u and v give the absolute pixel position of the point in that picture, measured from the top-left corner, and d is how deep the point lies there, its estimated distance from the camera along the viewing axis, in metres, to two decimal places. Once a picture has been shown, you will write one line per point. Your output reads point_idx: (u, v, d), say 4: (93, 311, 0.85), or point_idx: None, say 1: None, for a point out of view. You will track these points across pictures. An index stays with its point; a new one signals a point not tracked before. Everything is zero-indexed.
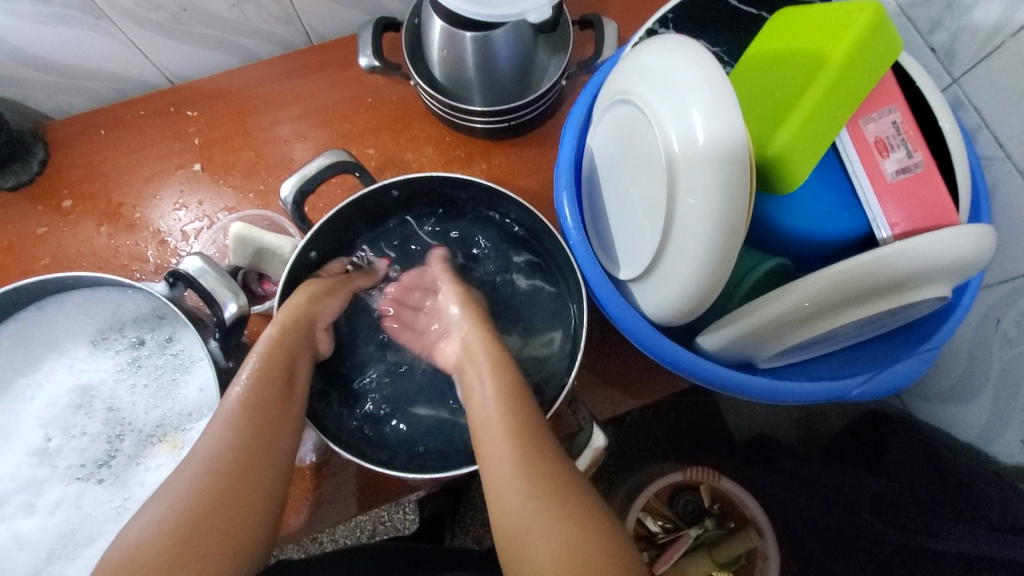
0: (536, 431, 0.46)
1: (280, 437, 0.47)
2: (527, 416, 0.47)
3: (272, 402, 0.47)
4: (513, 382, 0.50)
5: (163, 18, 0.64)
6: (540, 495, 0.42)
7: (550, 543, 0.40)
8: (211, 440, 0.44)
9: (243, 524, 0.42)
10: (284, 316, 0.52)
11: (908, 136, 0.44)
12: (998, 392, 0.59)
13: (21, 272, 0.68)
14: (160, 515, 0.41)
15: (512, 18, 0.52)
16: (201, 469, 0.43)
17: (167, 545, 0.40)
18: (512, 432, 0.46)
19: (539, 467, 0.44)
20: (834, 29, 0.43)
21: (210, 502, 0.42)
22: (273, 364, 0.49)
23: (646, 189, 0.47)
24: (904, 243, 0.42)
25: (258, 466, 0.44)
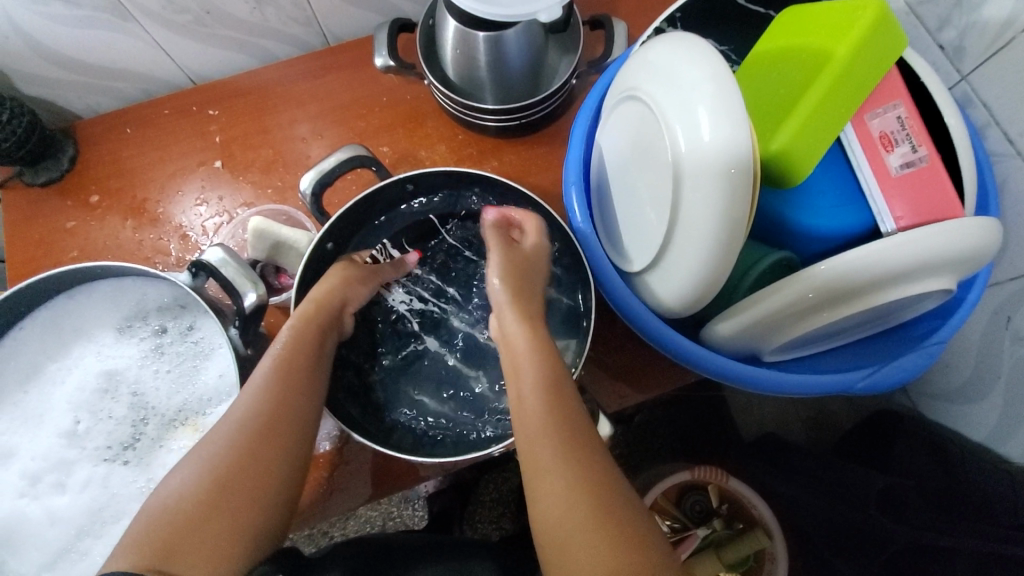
0: (567, 398, 0.47)
1: (315, 400, 0.48)
2: (561, 390, 0.47)
3: (303, 370, 0.49)
4: (549, 366, 0.49)
5: (187, 21, 0.67)
6: (563, 457, 0.44)
7: (568, 505, 0.42)
8: (245, 407, 0.46)
9: (275, 483, 0.45)
10: (318, 293, 0.53)
11: (913, 131, 0.45)
12: (1010, 391, 0.59)
13: (51, 264, 0.71)
14: (197, 469, 0.43)
15: (523, 18, 0.53)
16: (238, 428, 0.45)
17: (199, 511, 0.41)
18: (545, 397, 0.47)
19: (565, 429, 0.45)
20: (839, 27, 0.44)
21: (246, 460, 0.44)
22: (305, 338, 0.51)
23: (654, 185, 0.48)
24: (909, 234, 0.42)
25: (289, 429, 0.46)
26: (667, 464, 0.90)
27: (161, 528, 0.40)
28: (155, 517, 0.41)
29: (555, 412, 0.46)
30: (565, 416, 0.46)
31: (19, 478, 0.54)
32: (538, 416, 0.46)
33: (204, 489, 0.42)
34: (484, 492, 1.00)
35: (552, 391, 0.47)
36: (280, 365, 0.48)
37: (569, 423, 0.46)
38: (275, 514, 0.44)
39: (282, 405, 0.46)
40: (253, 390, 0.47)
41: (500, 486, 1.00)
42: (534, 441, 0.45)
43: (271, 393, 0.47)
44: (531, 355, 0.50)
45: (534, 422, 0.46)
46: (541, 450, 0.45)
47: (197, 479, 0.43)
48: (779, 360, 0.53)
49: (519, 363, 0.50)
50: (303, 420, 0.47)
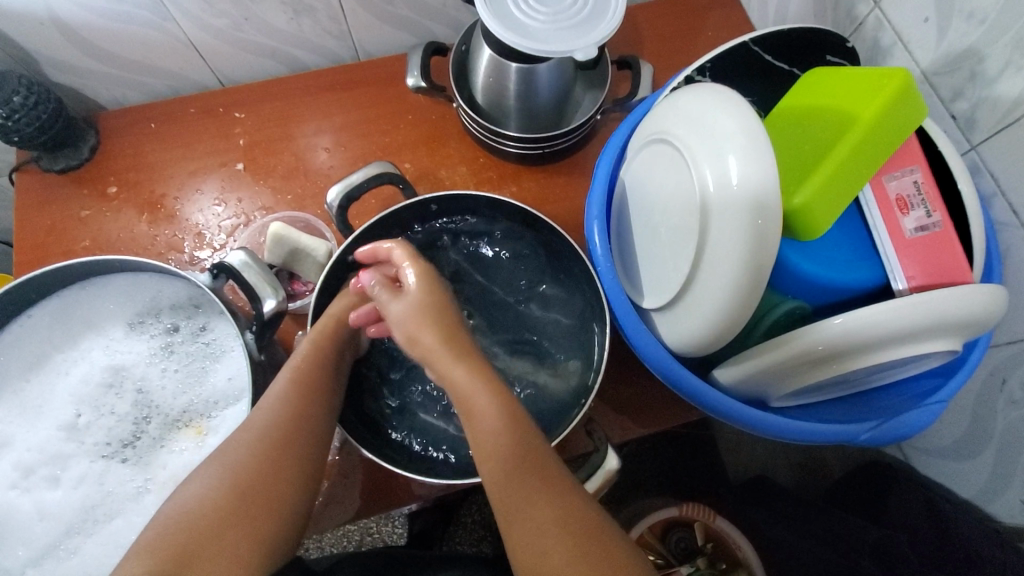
0: (529, 433, 0.45)
1: (330, 418, 0.49)
2: (521, 430, 0.45)
3: (321, 386, 0.49)
4: (501, 397, 0.46)
5: (225, 25, 0.68)
6: (537, 491, 0.43)
7: (547, 542, 0.41)
8: (263, 417, 0.46)
9: (289, 494, 0.44)
10: (336, 310, 0.54)
11: (928, 197, 0.47)
12: (1002, 450, 0.61)
13: (61, 252, 0.70)
14: (216, 477, 0.43)
15: (558, 54, 0.55)
16: (258, 436, 0.45)
17: (215, 519, 0.41)
18: (504, 434, 0.44)
19: (533, 467, 0.44)
20: (864, 93, 0.46)
21: (265, 467, 0.44)
22: (324, 353, 0.51)
23: (676, 225, 0.50)
24: (919, 296, 0.44)
25: (306, 444, 0.46)
26: (656, 499, 0.90)
27: (177, 535, 0.39)
28: (170, 524, 0.40)
29: (519, 446, 0.44)
30: (530, 451, 0.44)
31: (13, 468, 0.53)
32: (505, 447, 0.44)
33: (224, 495, 0.42)
34: (467, 515, 0.98)
35: (510, 430, 0.45)
36: (297, 380, 0.49)
37: (536, 459, 0.44)
38: (289, 523, 0.44)
39: (300, 418, 0.47)
40: (272, 399, 0.47)
41: (484, 509, 0.98)
42: (499, 476, 0.44)
43: (289, 405, 0.47)
44: (490, 395, 0.46)
45: (496, 460, 0.44)
46: (508, 484, 0.43)
47: (214, 487, 0.42)
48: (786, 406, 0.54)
49: (465, 395, 0.46)
50: (315, 435, 0.47)
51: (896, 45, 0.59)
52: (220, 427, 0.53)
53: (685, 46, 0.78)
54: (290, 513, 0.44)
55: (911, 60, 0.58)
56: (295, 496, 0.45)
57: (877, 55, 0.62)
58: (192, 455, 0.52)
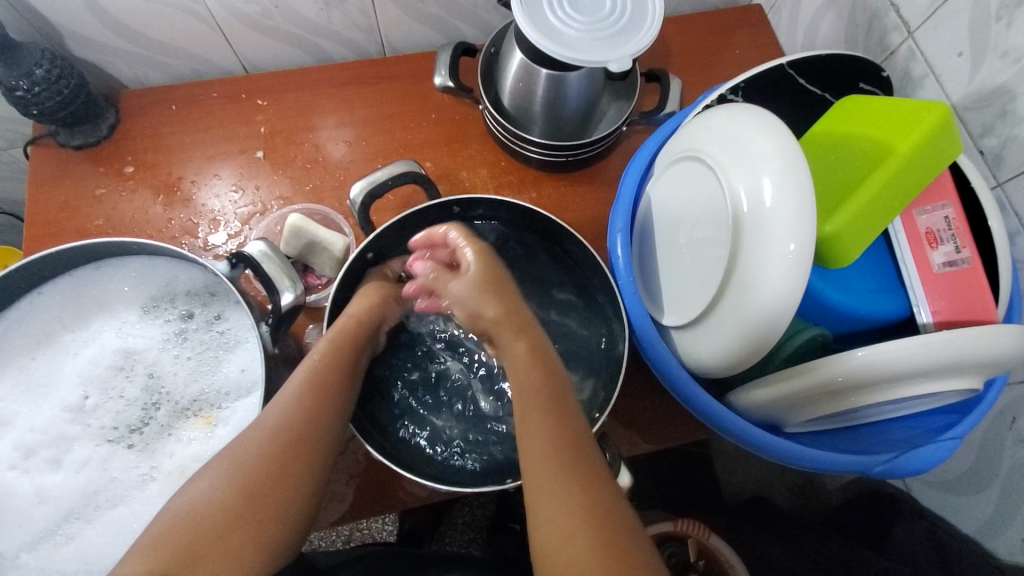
0: (573, 424, 0.46)
1: (344, 419, 0.48)
2: (566, 419, 0.46)
3: (336, 385, 0.49)
4: (548, 374, 0.50)
5: (255, 12, 0.68)
6: (572, 475, 0.43)
7: (568, 528, 0.40)
8: (277, 414, 0.45)
9: (295, 499, 0.43)
10: (357, 309, 0.54)
11: (959, 233, 0.47)
12: (1007, 488, 0.61)
13: (74, 229, 0.69)
14: (224, 476, 0.41)
15: (592, 64, 0.55)
16: (271, 435, 0.44)
17: (222, 521, 0.39)
18: (550, 418, 0.46)
19: (571, 453, 0.44)
20: (901, 124, 0.46)
21: (275, 470, 0.43)
22: (343, 351, 0.51)
23: (705, 245, 0.49)
24: (945, 333, 0.44)
25: (319, 445, 0.45)
26: (651, 513, 0.89)
27: (182, 537, 0.38)
28: (176, 523, 0.39)
29: (562, 430, 0.45)
30: (567, 435, 0.45)
31: (14, 448, 0.52)
32: (547, 421, 0.46)
33: (232, 496, 0.41)
34: (457, 516, 0.94)
35: (556, 416, 0.46)
36: (314, 379, 0.48)
37: (577, 443, 0.45)
38: (294, 528, 0.42)
39: (312, 418, 0.46)
40: (286, 398, 0.46)
41: (475, 511, 0.94)
42: (534, 457, 0.44)
43: (302, 403, 0.46)
44: (543, 386, 0.48)
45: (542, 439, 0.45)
46: (545, 464, 0.44)
47: (221, 487, 0.41)
48: (797, 431, 0.54)
49: (523, 382, 0.49)
50: (328, 438, 0.46)
51: (927, 77, 0.59)
52: (230, 418, 0.52)
53: (712, 63, 0.78)
54: (297, 517, 0.43)
55: (943, 93, 0.57)
56: (305, 497, 0.44)
57: (908, 86, 0.61)
58: (200, 445, 0.52)
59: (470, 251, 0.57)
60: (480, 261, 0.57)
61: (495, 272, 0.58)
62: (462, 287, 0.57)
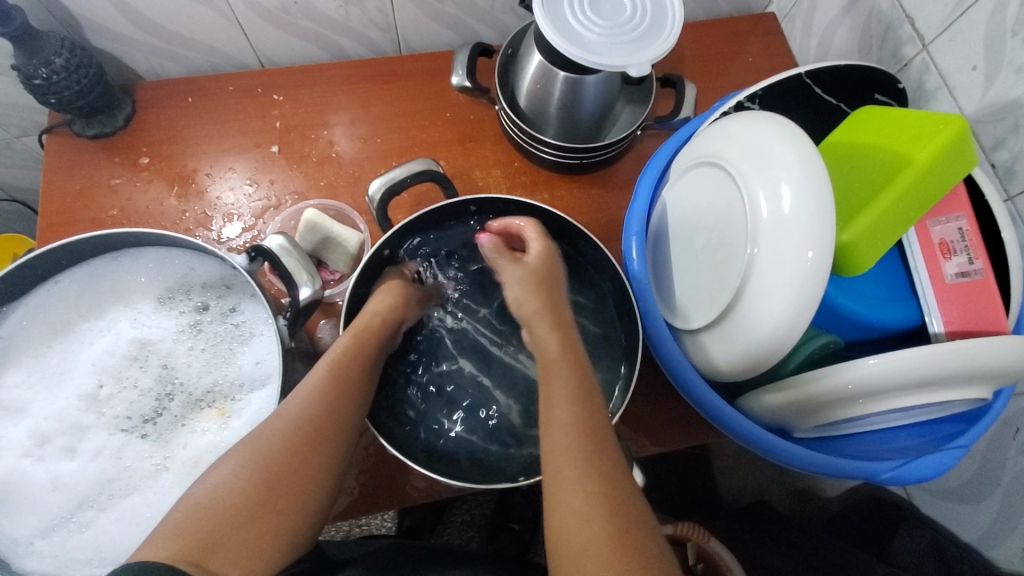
0: (595, 413, 0.47)
1: (360, 414, 0.49)
2: (588, 404, 0.47)
3: (355, 381, 0.49)
4: (578, 365, 0.50)
5: (274, 7, 0.68)
6: (591, 463, 0.43)
7: (585, 514, 0.40)
8: (298, 405, 0.46)
9: (313, 490, 0.43)
10: (378, 305, 0.54)
11: (972, 244, 0.48)
12: (1008, 498, 0.61)
13: (88, 218, 0.69)
14: (244, 463, 0.42)
15: (612, 68, 0.55)
16: (292, 426, 0.44)
17: (240, 508, 0.39)
18: (574, 405, 0.47)
19: (592, 439, 0.45)
20: (917, 136, 0.47)
21: (296, 461, 0.43)
22: (365, 348, 0.51)
23: (721, 252, 0.50)
24: (955, 343, 0.44)
25: (337, 437, 0.46)
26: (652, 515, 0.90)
27: (202, 521, 0.38)
28: (196, 507, 0.39)
29: (585, 419, 0.46)
30: (591, 423, 0.46)
31: (27, 436, 0.52)
32: (570, 408, 0.46)
33: (253, 486, 0.41)
34: (456, 514, 0.94)
35: (580, 404, 0.47)
36: (335, 372, 0.48)
37: (596, 432, 0.45)
38: (310, 519, 0.43)
39: (332, 412, 0.46)
40: (308, 391, 0.47)
41: (475, 509, 0.94)
42: (556, 442, 0.45)
43: (323, 396, 0.46)
44: (571, 375, 0.49)
45: (560, 425, 0.46)
46: (565, 448, 0.44)
47: (243, 476, 0.41)
48: (805, 437, 0.55)
49: (550, 370, 0.50)
50: (346, 433, 0.46)
51: (940, 89, 0.59)
52: (245, 411, 0.52)
53: (725, 70, 0.79)
54: (314, 509, 0.43)
55: (955, 106, 0.58)
56: (321, 488, 0.44)
57: (921, 98, 0.62)
58: (214, 437, 0.52)
59: (535, 240, 0.58)
60: (541, 257, 0.58)
61: (554, 269, 0.58)
62: (516, 272, 0.58)
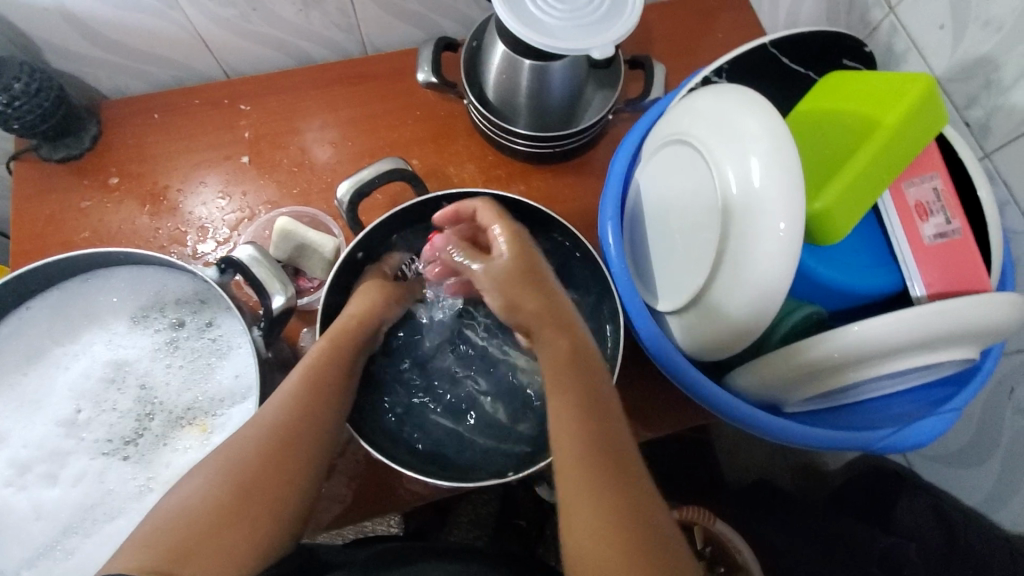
0: (608, 420, 0.42)
1: (339, 418, 0.48)
2: (600, 412, 0.42)
3: (328, 385, 0.48)
4: (589, 366, 0.44)
5: (233, 15, 0.67)
6: (607, 480, 0.39)
7: (605, 539, 0.36)
8: (274, 411, 0.45)
9: (291, 495, 0.42)
10: (357, 310, 0.53)
11: (948, 205, 0.47)
12: (1007, 460, 0.61)
13: (60, 243, 0.68)
14: (217, 472, 0.41)
15: (575, 52, 0.54)
16: (266, 433, 0.43)
17: (211, 519, 0.39)
18: (586, 415, 0.42)
19: (605, 450, 0.40)
20: (885, 97, 0.46)
21: (272, 468, 0.42)
22: (341, 352, 0.50)
23: (696, 228, 0.49)
24: (938, 304, 0.44)
25: (315, 442, 0.45)
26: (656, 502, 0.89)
27: (172, 531, 0.38)
28: (167, 519, 0.38)
29: (594, 429, 0.41)
30: (603, 432, 0.41)
31: (9, 466, 0.51)
32: (579, 419, 0.41)
33: (226, 493, 0.40)
34: (461, 514, 0.91)
35: (594, 415, 0.42)
36: (310, 376, 0.47)
37: (612, 443, 0.41)
38: (288, 525, 0.42)
39: (308, 417, 0.45)
40: (284, 397, 0.46)
41: (480, 508, 0.92)
42: (569, 457, 0.40)
43: (299, 401, 0.46)
44: (581, 379, 0.44)
45: (573, 441, 0.40)
46: (576, 462, 0.40)
47: (217, 483, 0.40)
48: (797, 411, 0.54)
49: (558, 375, 0.44)
50: (324, 438, 0.46)
51: (910, 51, 0.59)
52: (226, 425, 0.52)
53: (695, 49, 0.78)
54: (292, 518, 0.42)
55: (926, 67, 0.57)
56: (298, 493, 0.43)
57: (891, 62, 0.61)
58: (196, 454, 0.51)
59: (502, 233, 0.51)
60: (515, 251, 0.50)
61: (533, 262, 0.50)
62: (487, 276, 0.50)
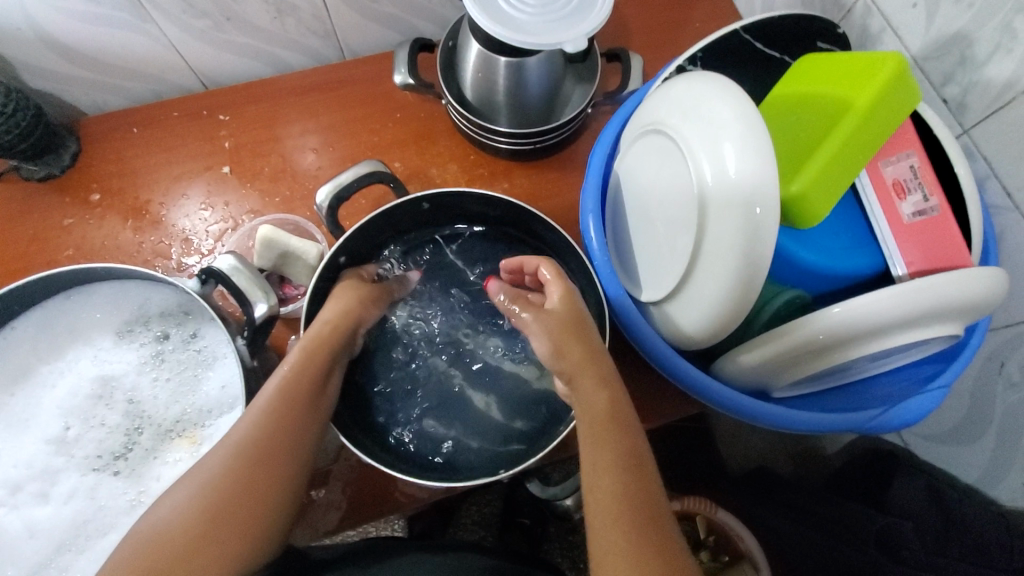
0: (641, 475, 0.42)
1: (315, 427, 0.47)
2: (634, 466, 0.42)
3: (303, 397, 0.47)
4: (623, 416, 0.44)
5: (206, 26, 0.67)
6: (642, 540, 0.38)
7: None
8: (247, 426, 0.44)
9: (265, 513, 0.42)
10: (332, 314, 0.52)
11: (925, 181, 0.47)
12: (1001, 436, 0.61)
13: (44, 261, 0.68)
14: (189, 492, 0.41)
15: (548, 47, 0.54)
16: (235, 450, 0.43)
17: (184, 543, 0.39)
18: (621, 469, 0.41)
19: (641, 509, 0.40)
20: (857, 78, 0.46)
21: (245, 485, 0.42)
22: (314, 359, 0.49)
23: (673, 218, 0.49)
24: (918, 282, 0.44)
25: (289, 456, 0.44)
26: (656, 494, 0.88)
27: (148, 557, 0.38)
28: (143, 542, 0.39)
29: (629, 485, 0.41)
30: (637, 488, 0.41)
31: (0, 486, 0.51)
32: (613, 474, 0.41)
33: (195, 516, 0.40)
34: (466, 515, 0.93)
35: (629, 470, 0.41)
36: (285, 387, 0.47)
37: (646, 499, 0.40)
38: (264, 542, 0.42)
39: (280, 430, 0.45)
40: (256, 410, 0.45)
41: (484, 509, 0.94)
42: (601, 513, 0.40)
43: (270, 415, 0.45)
44: (615, 430, 0.43)
45: (606, 496, 0.40)
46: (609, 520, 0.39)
47: (189, 504, 0.41)
48: (785, 396, 0.54)
49: (594, 429, 0.43)
50: (300, 450, 0.45)
51: (885, 30, 0.58)
52: (214, 436, 0.51)
53: (673, 38, 0.78)
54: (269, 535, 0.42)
55: (901, 46, 0.57)
56: (273, 509, 0.43)
57: (867, 42, 0.61)
58: (187, 465, 0.51)
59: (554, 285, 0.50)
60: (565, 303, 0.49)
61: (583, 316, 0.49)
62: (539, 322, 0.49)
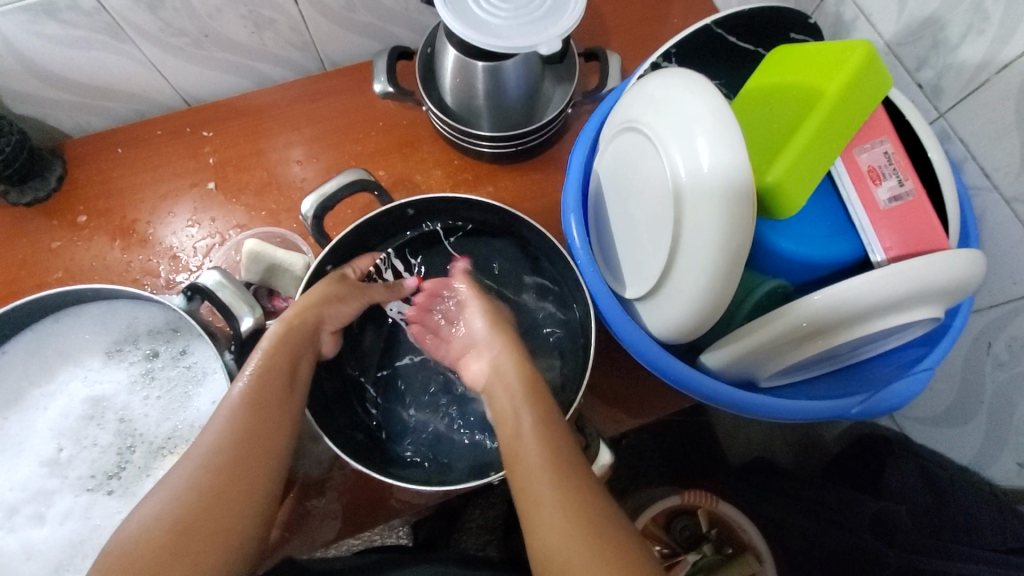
0: (574, 476, 0.43)
1: (286, 431, 0.47)
2: (566, 469, 0.44)
3: (274, 402, 0.47)
4: (550, 425, 0.47)
5: (185, 43, 0.67)
6: (581, 538, 0.39)
7: None
8: (213, 435, 0.44)
9: (240, 521, 0.42)
10: (292, 312, 0.53)
11: (899, 166, 0.48)
12: (992, 415, 0.61)
13: (34, 285, 0.69)
14: (158, 506, 0.41)
15: (522, 49, 0.54)
16: (202, 461, 0.43)
17: (154, 558, 0.39)
18: (554, 475, 0.43)
19: (579, 507, 0.41)
20: (829, 68, 0.46)
21: (210, 500, 0.42)
22: (277, 360, 0.49)
23: (652, 211, 0.49)
24: (894, 267, 0.44)
25: (263, 463, 0.45)
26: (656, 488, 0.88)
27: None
28: (114, 560, 0.39)
29: (566, 488, 0.42)
30: (575, 488, 0.42)
31: None
32: (548, 479, 0.43)
33: (162, 532, 0.40)
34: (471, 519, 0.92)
35: (560, 473, 0.43)
36: (251, 393, 0.47)
37: (585, 498, 0.42)
38: (241, 548, 0.42)
39: (248, 437, 0.45)
40: (222, 419, 0.45)
41: (487, 511, 0.92)
42: (544, 521, 0.41)
43: (237, 421, 0.45)
44: (543, 441, 0.46)
45: (543, 502, 0.42)
46: (550, 525, 0.41)
47: (154, 520, 0.41)
48: (773, 386, 0.54)
49: (519, 448, 0.46)
50: (273, 454, 0.46)
51: (858, 18, 0.59)
52: None
53: (651, 35, 0.78)
54: (246, 542, 0.43)
55: (875, 32, 0.57)
56: (248, 516, 0.43)
57: (841, 31, 0.62)
58: None
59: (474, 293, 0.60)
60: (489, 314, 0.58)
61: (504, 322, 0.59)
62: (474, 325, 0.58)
